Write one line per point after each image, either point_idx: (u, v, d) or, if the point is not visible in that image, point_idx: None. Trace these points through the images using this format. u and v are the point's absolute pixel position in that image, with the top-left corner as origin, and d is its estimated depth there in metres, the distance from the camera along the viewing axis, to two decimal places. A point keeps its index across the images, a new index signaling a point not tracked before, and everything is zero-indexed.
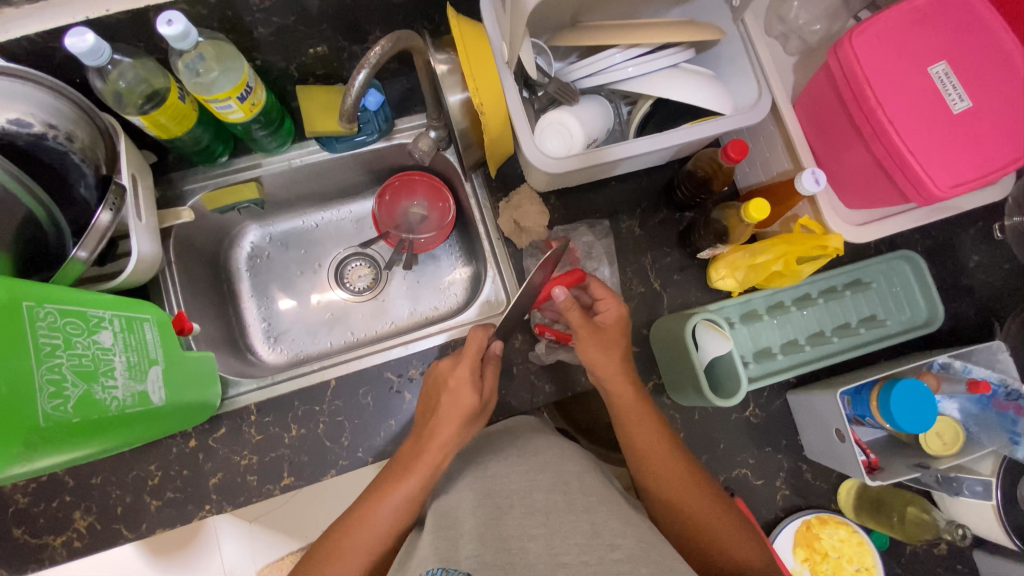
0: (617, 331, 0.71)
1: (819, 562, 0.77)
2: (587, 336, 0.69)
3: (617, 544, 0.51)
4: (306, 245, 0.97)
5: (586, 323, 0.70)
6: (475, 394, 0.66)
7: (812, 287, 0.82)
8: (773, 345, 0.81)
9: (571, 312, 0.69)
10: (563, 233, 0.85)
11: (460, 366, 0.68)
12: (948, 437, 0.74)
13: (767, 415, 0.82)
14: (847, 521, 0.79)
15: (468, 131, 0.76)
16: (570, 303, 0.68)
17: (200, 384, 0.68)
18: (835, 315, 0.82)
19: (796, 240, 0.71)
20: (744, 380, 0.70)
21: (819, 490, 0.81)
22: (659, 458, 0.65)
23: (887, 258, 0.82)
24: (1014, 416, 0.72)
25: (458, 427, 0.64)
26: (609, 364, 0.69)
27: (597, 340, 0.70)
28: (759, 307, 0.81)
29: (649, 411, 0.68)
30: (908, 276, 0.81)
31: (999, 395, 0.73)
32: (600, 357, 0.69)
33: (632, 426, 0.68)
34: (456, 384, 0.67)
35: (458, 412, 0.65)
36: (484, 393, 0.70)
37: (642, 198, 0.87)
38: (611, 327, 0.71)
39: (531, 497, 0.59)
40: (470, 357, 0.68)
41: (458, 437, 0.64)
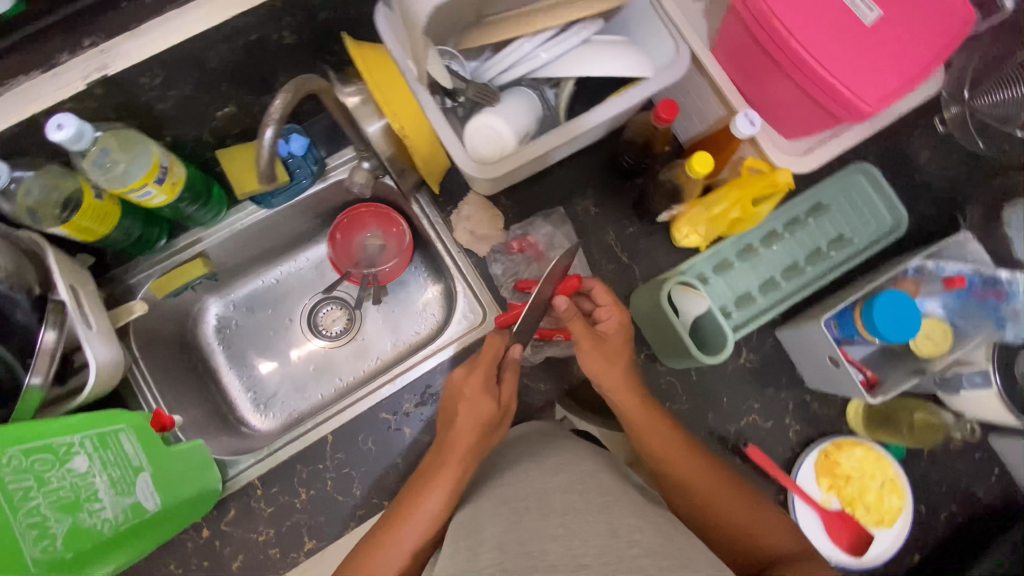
0: (618, 343, 0.70)
1: (844, 486, 0.78)
2: (589, 348, 0.68)
3: (635, 539, 0.51)
4: (272, 302, 0.95)
5: (588, 332, 0.69)
6: (493, 402, 0.66)
7: (777, 222, 0.81)
8: (751, 289, 0.81)
9: (573, 319, 0.68)
10: (521, 231, 0.84)
11: (474, 374, 0.68)
12: (937, 337, 0.73)
13: (761, 357, 0.83)
14: (861, 440, 0.79)
15: (396, 156, 0.75)
16: (571, 310, 0.68)
17: (193, 476, 0.66)
18: (805, 245, 0.81)
19: (746, 182, 0.70)
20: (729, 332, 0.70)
21: (828, 416, 0.82)
22: (684, 471, 0.64)
23: (841, 174, 0.82)
24: (994, 302, 0.72)
25: (478, 435, 0.64)
26: (611, 377, 0.68)
27: (596, 350, 0.68)
28: (729, 255, 0.81)
29: (663, 421, 0.67)
30: (867, 187, 0.82)
31: (977, 285, 0.73)
32: (603, 366, 0.68)
33: (654, 439, 0.66)
34: (472, 393, 0.66)
35: (478, 426, 0.65)
36: (504, 400, 0.68)
37: (589, 175, 0.86)
38: (610, 340, 0.70)
39: (548, 500, 0.58)
40: (485, 364, 0.68)
41: (479, 447, 0.64)
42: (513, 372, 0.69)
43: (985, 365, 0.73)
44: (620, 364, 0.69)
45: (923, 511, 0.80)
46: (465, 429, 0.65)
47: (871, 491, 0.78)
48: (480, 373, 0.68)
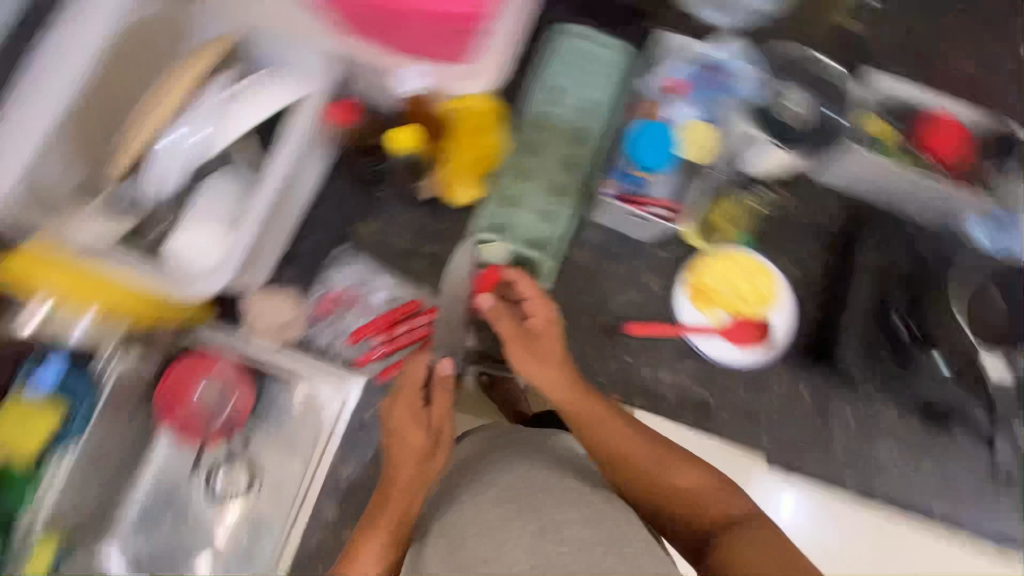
0: (554, 339, 0.68)
1: (720, 300, 0.81)
2: (516, 345, 0.66)
3: (563, 535, 0.50)
4: (155, 520, 0.75)
5: (517, 332, 0.67)
6: (425, 432, 0.65)
7: (530, 129, 0.82)
8: (547, 200, 0.81)
9: (501, 320, 0.68)
10: (321, 289, 0.79)
11: (400, 402, 0.66)
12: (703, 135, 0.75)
13: (594, 245, 0.83)
14: (707, 254, 0.82)
15: (137, 327, 0.72)
16: (498, 310, 0.69)
17: None
18: (565, 131, 0.82)
19: (461, 121, 0.76)
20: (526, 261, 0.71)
21: (678, 252, 0.84)
22: (636, 456, 0.60)
23: (553, 53, 0.83)
24: (722, 79, 0.78)
25: (414, 468, 0.63)
26: (549, 373, 0.65)
27: (526, 349, 0.66)
28: (510, 185, 0.80)
29: (611, 407, 0.65)
30: (580, 49, 0.83)
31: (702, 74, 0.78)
32: (539, 365, 0.66)
33: (594, 426, 0.62)
34: (399, 425, 0.65)
35: (414, 455, 0.64)
36: (434, 424, 0.66)
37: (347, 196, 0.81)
38: (545, 347, 0.67)
39: (483, 515, 0.55)
40: (410, 391, 0.67)
41: (419, 479, 0.63)
42: (447, 382, 0.68)
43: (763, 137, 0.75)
44: (558, 360, 0.66)
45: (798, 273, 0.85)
46: (402, 458, 0.63)
47: (746, 286, 0.81)
48: (413, 394, 0.67)
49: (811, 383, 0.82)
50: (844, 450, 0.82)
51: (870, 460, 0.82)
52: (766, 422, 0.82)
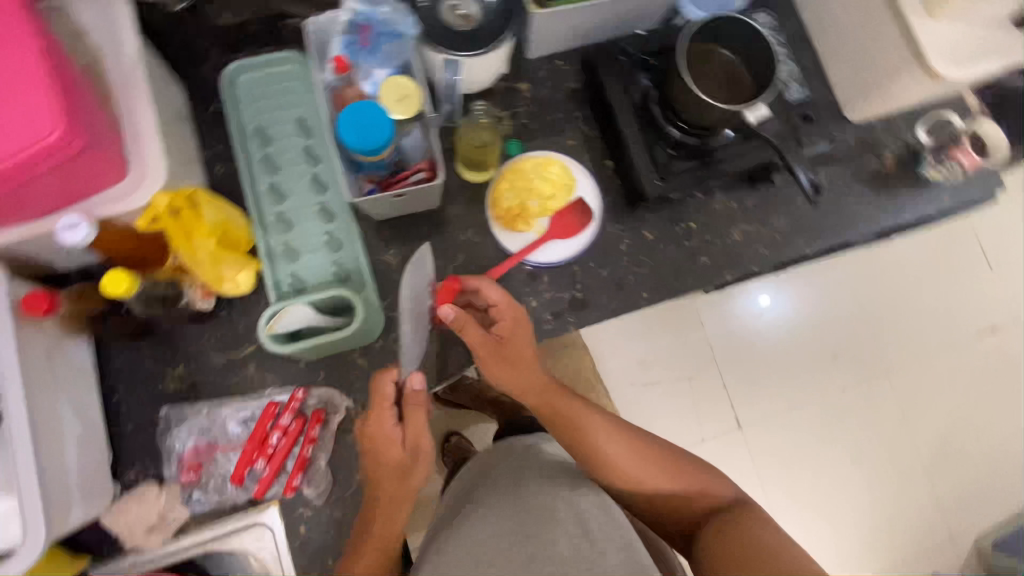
0: (523, 342, 0.65)
1: (531, 210, 0.81)
2: (488, 355, 0.63)
3: (554, 546, 0.53)
4: None
5: (487, 341, 0.63)
6: (403, 449, 0.62)
7: (263, 181, 0.77)
8: (324, 230, 0.77)
9: (468, 328, 0.61)
10: (177, 455, 0.72)
11: (376, 416, 0.62)
12: (402, 88, 0.70)
13: (396, 239, 0.80)
14: (495, 181, 0.81)
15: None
16: (463, 319, 0.61)
17: None
18: (296, 162, 0.78)
19: (171, 231, 0.62)
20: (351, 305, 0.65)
21: (473, 194, 0.82)
22: (620, 461, 0.60)
23: (229, 102, 0.78)
24: (375, 26, 0.71)
25: (398, 486, 0.62)
26: (523, 381, 0.64)
27: (499, 360, 0.64)
28: (282, 242, 0.76)
29: (586, 409, 0.63)
30: (254, 79, 0.79)
31: (358, 35, 0.71)
32: (507, 373, 0.63)
33: (582, 428, 0.61)
34: (375, 442, 0.62)
35: (392, 473, 0.62)
36: (410, 440, 0.62)
37: (140, 356, 0.74)
38: (516, 353, 0.64)
39: (487, 546, 0.54)
40: (381, 408, 0.62)
41: (405, 496, 0.62)
42: (420, 399, 0.60)
43: (460, 56, 0.71)
44: (530, 360, 0.65)
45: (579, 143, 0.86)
46: (386, 481, 0.62)
47: (540, 184, 0.82)
48: (385, 416, 0.62)
49: (649, 225, 0.85)
50: (708, 257, 0.85)
51: (732, 250, 0.86)
52: (636, 281, 0.84)
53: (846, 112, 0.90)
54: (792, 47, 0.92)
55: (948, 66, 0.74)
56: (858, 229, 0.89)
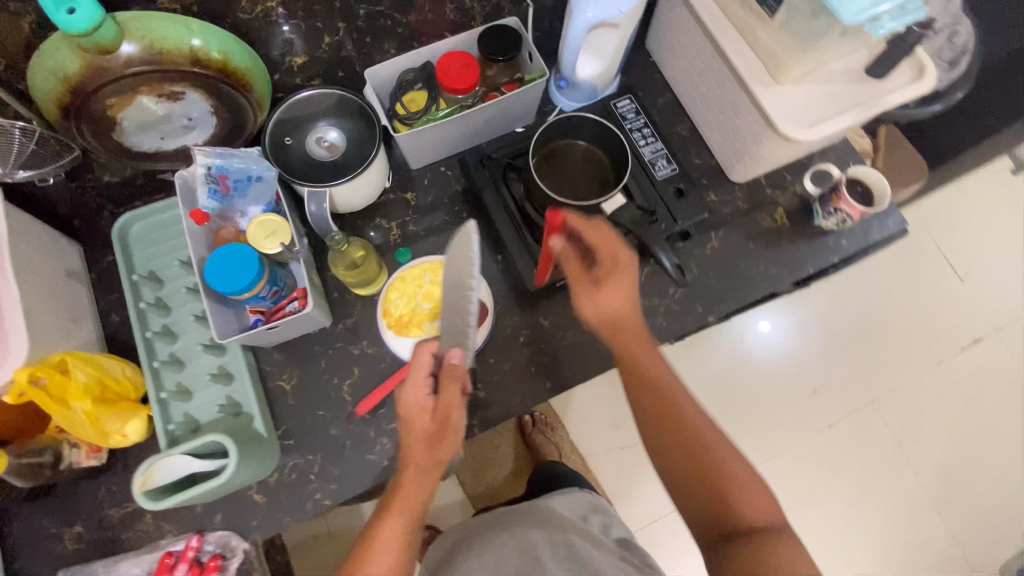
0: (624, 277, 0.69)
1: (422, 315, 0.81)
2: (583, 286, 0.70)
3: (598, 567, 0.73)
4: None
5: (585, 273, 0.70)
6: (428, 415, 0.66)
7: (155, 324, 0.79)
8: (218, 365, 0.78)
9: (569, 261, 0.71)
10: None
11: (412, 378, 0.67)
12: (269, 226, 0.72)
13: (289, 364, 0.79)
14: (384, 291, 0.82)
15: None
16: (568, 254, 0.71)
17: None
18: (188, 300, 0.80)
19: (41, 400, 0.63)
20: (227, 449, 0.65)
21: (365, 306, 0.83)
22: (696, 441, 0.65)
23: (120, 251, 0.80)
24: (229, 174, 0.71)
25: (423, 452, 0.66)
26: (614, 302, 0.69)
27: (587, 281, 0.70)
28: (175, 382, 0.77)
29: (649, 345, 0.71)
30: (144, 225, 0.82)
31: (218, 186, 0.71)
32: (606, 292, 0.69)
33: (640, 363, 0.70)
34: (408, 407, 0.66)
35: (422, 438, 0.66)
36: (438, 407, 0.65)
37: (33, 523, 0.72)
38: (608, 302, 0.69)
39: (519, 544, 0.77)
40: (417, 372, 0.67)
41: (432, 466, 0.66)
42: (454, 374, 0.65)
43: (325, 186, 0.74)
44: (619, 307, 0.69)
45: None
46: (415, 448, 0.66)
47: (431, 287, 0.82)
48: (417, 384, 0.66)
49: (547, 312, 0.85)
50: None
51: None
52: (539, 372, 0.83)
53: (731, 176, 0.91)
54: (667, 120, 0.95)
55: (802, 130, 0.75)
56: (761, 288, 0.89)
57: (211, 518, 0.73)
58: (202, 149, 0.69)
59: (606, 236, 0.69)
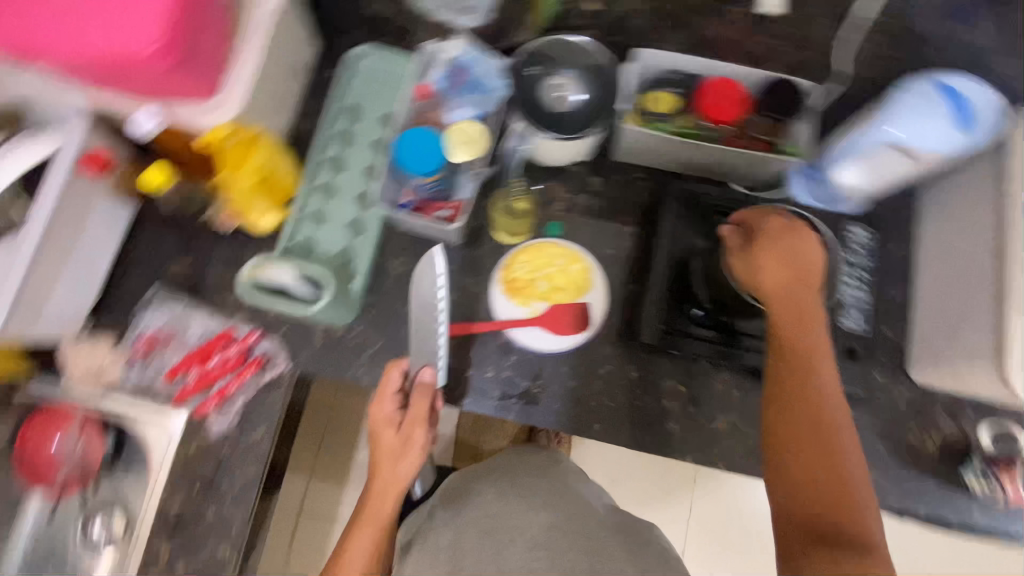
0: (795, 239, 0.67)
1: (535, 290, 0.82)
2: (744, 255, 0.69)
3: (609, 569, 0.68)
4: None
5: (750, 243, 0.69)
6: (393, 432, 0.74)
7: (331, 148, 0.85)
8: (355, 214, 0.83)
9: (732, 237, 0.71)
10: (137, 330, 0.80)
11: (383, 401, 0.74)
12: (471, 129, 0.76)
13: (405, 253, 0.83)
14: (519, 247, 0.83)
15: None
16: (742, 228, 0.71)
17: None
18: (367, 146, 0.85)
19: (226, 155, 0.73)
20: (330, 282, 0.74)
21: (491, 251, 0.83)
22: (807, 439, 0.61)
23: (346, 71, 0.86)
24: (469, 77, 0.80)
25: (387, 463, 0.74)
26: (773, 276, 0.66)
27: (754, 260, 0.68)
28: (316, 205, 0.83)
29: (818, 337, 0.65)
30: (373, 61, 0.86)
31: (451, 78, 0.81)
32: (771, 266, 0.67)
33: (802, 294, 0.66)
34: (377, 423, 0.74)
35: (386, 454, 0.74)
36: (406, 424, 0.74)
37: (162, 240, 0.83)
38: (780, 238, 0.67)
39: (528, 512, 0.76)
40: (388, 392, 0.74)
41: (394, 475, 0.74)
42: (423, 393, 0.73)
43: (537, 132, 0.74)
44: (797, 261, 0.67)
45: (617, 252, 0.83)
46: (381, 463, 0.75)
47: (558, 272, 0.82)
48: (387, 399, 0.74)
49: (640, 365, 0.80)
50: (680, 427, 0.79)
51: (706, 435, 0.79)
52: (596, 410, 0.80)
53: (910, 370, 0.79)
54: (885, 270, 0.83)
55: None
56: None
57: (274, 328, 0.81)
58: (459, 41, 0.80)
59: (791, 240, 0.67)
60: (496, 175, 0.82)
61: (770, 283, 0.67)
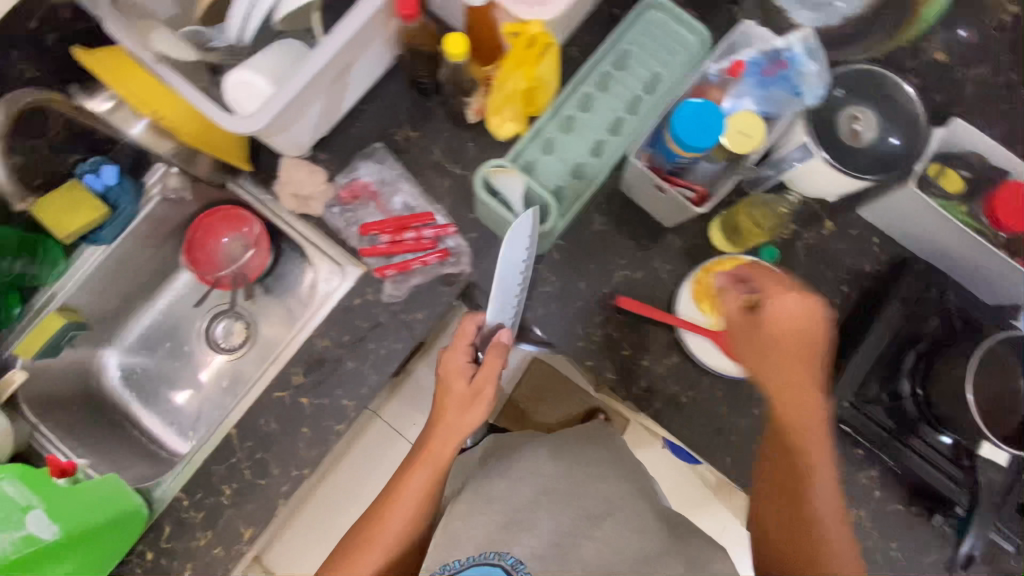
0: (809, 329, 0.62)
1: None
2: (742, 334, 0.66)
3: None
4: (167, 336, 0.95)
5: (744, 319, 0.66)
6: (461, 381, 0.70)
7: (588, 85, 0.83)
8: (582, 157, 0.82)
9: (729, 297, 0.67)
10: (348, 178, 0.82)
11: (453, 352, 0.72)
12: (752, 129, 0.69)
13: (612, 214, 0.83)
14: (731, 256, 0.79)
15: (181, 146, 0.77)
16: (739, 292, 0.67)
17: (121, 496, 0.73)
18: (621, 96, 0.84)
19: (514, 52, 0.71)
20: (557, 211, 0.73)
21: (695, 248, 0.82)
22: (797, 535, 0.65)
23: (634, 17, 0.84)
24: (784, 73, 0.71)
25: (452, 414, 0.70)
26: (776, 375, 0.65)
27: (748, 338, 0.66)
28: (552, 133, 0.82)
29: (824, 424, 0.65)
30: (663, 18, 0.84)
31: (764, 65, 0.72)
32: (760, 363, 0.66)
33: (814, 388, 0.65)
34: (447, 370, 0.71)
35: (456, 401, 0.70)
36: (478, 380, 0.70)
37: (399, 104, 0.85)
38: (784, 318, 0.63)
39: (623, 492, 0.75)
40: (461, 342, 0.72)
41: (461, 424, 0.70)
42: (498, 352, 0.69)
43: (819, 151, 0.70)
44: (799, 333, 0.63)
45: None
46: (446, 407, 0.71)
47: None
48: (460, 351, 0.71)
49: None
50: None
51: None
52: (732, 442, 0.78)
53: None
54: None
55: None
56: None
57: (467, 229, 0.83)
58: (806, 34, 0.71)
59: (794, 313, 0.63)
60: (743, 181, 0.79)
61: (789, 321, 0.62)
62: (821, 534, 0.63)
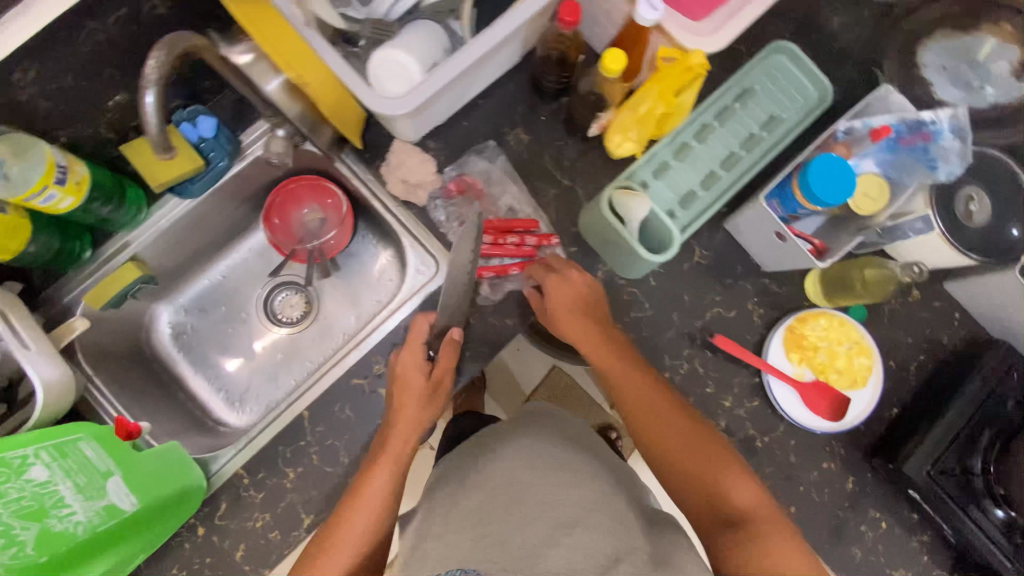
0: (581, 297, 0.72)
1: (814, 357, 0.80)
2: (547, 317, 0.74)
3: None
4: (223, 300, 0.90)
5: (542, 305, 0.75)
6: (421, 376, 0.69)
7: (705, 117, 0.81)
8: (693, 187, 0.80)
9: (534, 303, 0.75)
10: (456, 172, 0.81)
11: (406, 352, 0.71)
12: (875, 192, 0.73)
13: (714, 250, 0.83)
14: (823, 310, 0.81)
15: (308, 112, 0.72)
16: (537, 299, 0.75)
17: (184, 469, 0.67)
18: (737, 132, 0.81)
19: (666, 74, 0.70)
20: (676, 231, 0.70)
21: (788, 296, 0.83)
22: (695, 466, 0.60)
23: (761, 57, 0.82)
24: (922, 146, 0.73)
25: (413, 407, 0.68)
26: (589, 335, 0.70)
27: (554, 321, 0.73)
28: (666, 158, 0.80)
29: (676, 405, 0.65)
30: (788, 62, 0.82)
31: (903, 134, 0.74)
32: (576, 330, 0.71)
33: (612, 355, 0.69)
34: (402, 369, 0.70)
35: (415, 396, 0.69)
36: (436, 377, 0.70)
37: (516, 104, 0.83)
38: (558, 296, 0.72)
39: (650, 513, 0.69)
40: (414, 345, 0.71)
41: (420, 417, 0.68)
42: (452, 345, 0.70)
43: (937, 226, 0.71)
44: (586, 321, 0.71)
45: (893, 366, 0.83)
46: (402, 404, 0.68)
47: (842, 356, 0.80)
48: (415, 350, 0.70)
49: (858, 480, 0.80)
50: (860, 553, 0.79)
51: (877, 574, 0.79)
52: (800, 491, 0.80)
53: None
54: None
55: None
56: None
57: (568, 242, 0.82)
58: (954, 112, 0.74)
59: (574, 290, 0.72)
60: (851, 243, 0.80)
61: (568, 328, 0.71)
62: (729, 488, 0.58)
